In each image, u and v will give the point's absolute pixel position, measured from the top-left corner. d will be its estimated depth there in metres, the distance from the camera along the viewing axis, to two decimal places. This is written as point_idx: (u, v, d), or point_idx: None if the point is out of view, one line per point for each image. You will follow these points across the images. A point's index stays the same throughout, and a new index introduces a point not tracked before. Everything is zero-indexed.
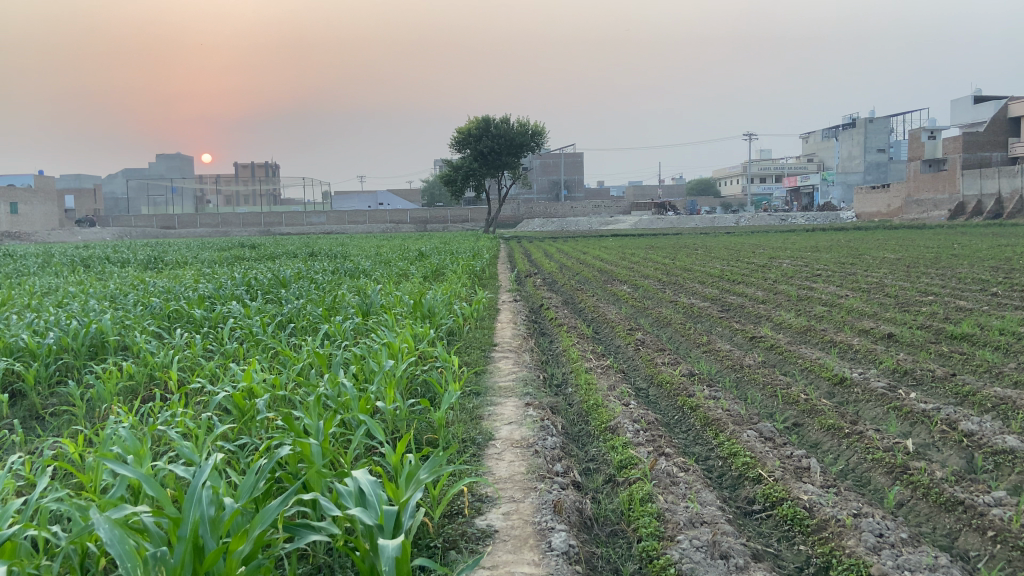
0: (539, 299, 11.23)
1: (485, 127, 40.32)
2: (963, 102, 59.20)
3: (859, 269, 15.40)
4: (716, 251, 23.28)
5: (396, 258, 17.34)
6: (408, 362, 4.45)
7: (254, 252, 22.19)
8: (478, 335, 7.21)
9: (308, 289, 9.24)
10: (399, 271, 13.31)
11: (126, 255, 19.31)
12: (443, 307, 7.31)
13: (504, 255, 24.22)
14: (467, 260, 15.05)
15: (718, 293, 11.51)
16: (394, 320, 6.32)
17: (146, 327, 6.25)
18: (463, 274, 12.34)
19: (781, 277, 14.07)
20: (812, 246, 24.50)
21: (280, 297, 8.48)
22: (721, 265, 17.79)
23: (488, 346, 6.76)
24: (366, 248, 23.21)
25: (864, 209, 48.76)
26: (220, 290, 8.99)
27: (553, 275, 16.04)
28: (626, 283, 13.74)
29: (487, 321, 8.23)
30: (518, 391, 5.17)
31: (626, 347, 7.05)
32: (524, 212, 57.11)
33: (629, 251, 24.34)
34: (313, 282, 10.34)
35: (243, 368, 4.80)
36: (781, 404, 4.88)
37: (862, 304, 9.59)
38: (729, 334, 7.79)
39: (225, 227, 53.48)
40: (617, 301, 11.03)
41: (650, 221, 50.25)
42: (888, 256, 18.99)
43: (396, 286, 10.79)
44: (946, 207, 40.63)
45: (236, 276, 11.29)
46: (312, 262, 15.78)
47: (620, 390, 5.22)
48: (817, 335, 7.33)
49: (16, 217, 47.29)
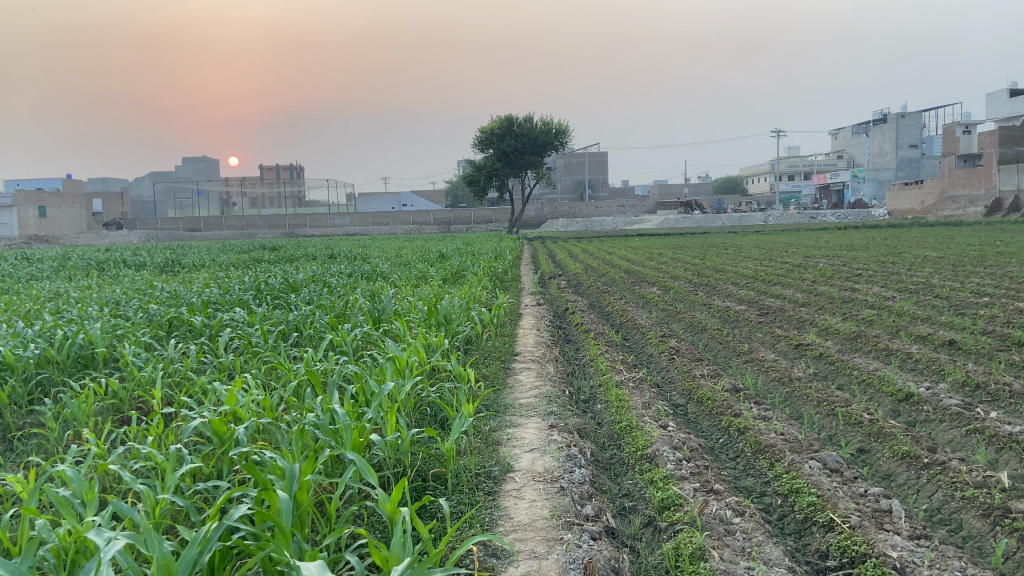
0: (563, 302, 10.68)
1: (508, 126, 39.78)
2: (998, 96, 57.53)
3: (902, 268, 14.63)
4: (747, 251, 22.56)
5: (416, 260, 16.86)
6: (415, 381, 3.91)
7: (274, 254, 21.86)
8: (498, 345, 6.65)
9: (320, 294, 8.77)
10: (417, 274, 12.81)
11: (145, 259, 19.04)
12: (460, 313, 6.77)
13: (528, 255, 23.68)
14: (488, 261, 14.52)
15: (754, 295, 10.86)
16: (405, 330, 5.80)
17: (139, 338, 5.78)
18: (485, 276, 11.81)
19: (819, 278, 13.34)
20: (846, 244, 23.69)
21: (290, 303, 8.00)
22: (754, 265, 17.08)
23: (507, 356, 6.20)
24: (387, 250, 22.75)
25: (897, 206, 47.52)
26: (228, 295, 8.53)
27: (578, 276, 15.45)
28: (654, 284, 13.12)
29: (509, 327, 7.67)
30: (540, 410, 4.59)
31: (658, 357, 6.46)
32: (548, 212, 56.57)
33: (656, 250, 23.66)
34: (328, 286, 9.86)
35: (233, 385, 4.30)
36: (842, 426, 4.29)
37: (913, 307, 8.89)
38: (771, 341, 7.17)
39: (250, 230, 53.52)
40: (647, 305, 10.43)
41: (677, 220, 49.40)
42: (929, 254, 18.15)
43: (414, 289, 10.29)
44: (982, 204, 39.38)
45: (251, 279, 10.86)
46: (331, 265, 15.33)
47: (655, 408, 4.63)
48: (869, 342, 6.67)
49: (46, 221, 47.60)
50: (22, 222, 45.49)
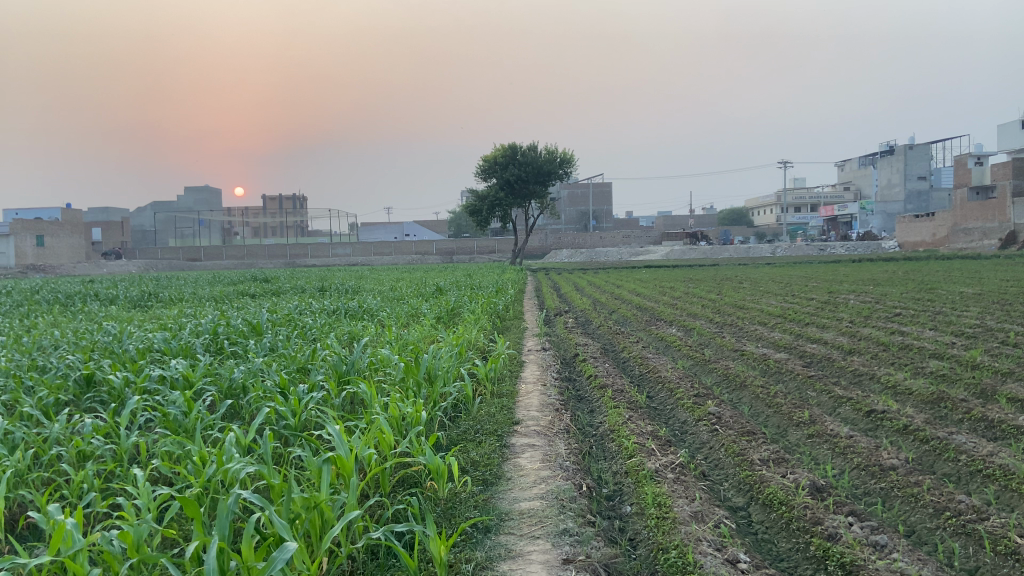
0: (571, 346, 9.35)
1: (512, 154, 38.78)
2: (1009, 127, 56.38)
3: (944, 307, 13.31)
4: (764, 285, 21.29)
5: (411, 294, 15.55)
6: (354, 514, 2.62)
7: (263, 286, 20.51)
8: (497, 410, 5.26)
9: (287, 339, 7.39)
10: (409, 311, 11.52)
11: (121, 292, 17.70)
12: (446, 369, 5.41)
13: (531, 288, 22.41)
14: (487, 297, 13.26)
15: (789, 339, 9.51)
16: (371, 402, 4.42)
17: (21, 410, 4.45)
18: (485, 316, 10.50)
19: (855, 318, 11.95)
20: (868, 278, 22.37)
21: (248, 353, 6.69)
22: (777, 301, 15.72)
23: (504, 428, 4.79)
24: (383, 282, 21.45)
25: (907, 239, 46.27)
26: (176, 341, 7.15)
27: (587, 313, 14.16)
28: (672, 324, 11.80)
29: (510, 383, 6.33)
30: (549, 526, 3.22)
31: (696, 429, 5.10)
32: (552, 242, 55.57)
33: (667, 284, 22.39)
34: (302, 328, 8.57)
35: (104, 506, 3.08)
36: (987, 558, 2.97)
37: (984, 357, 7.55)
38: (831, 405, 5.82)
39: (250, 260, 52.40)
40: (668, 351, 9.07)
41: (683, 251, 48.19)
42: (965, 291, 16.81)
43: (400, 332, 8.95)
44: (996, 236, 38.14)
45: (220, 319, 9.58)
46: (319, 300, 14.09)
47: (713, 525, 3.27)
48: (959, 410, 5.31)
49: (44, 250, 46.42)
50: (19, 251, 44.30)
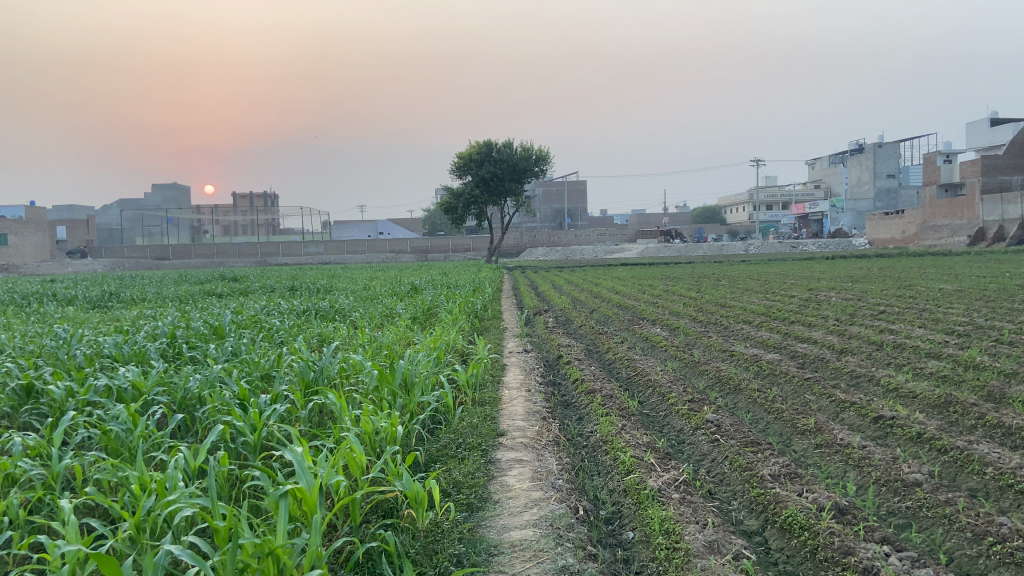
0: (553, 348, 8.93)
1: (487, 151, 38.36)
2: (977, 125, 57.02)
3: (928, 304, 13.10)
4: (742, 282, 21.09)
5: (386, 293, 15.06)
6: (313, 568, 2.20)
7: (231, 286, 19.84)
8: (481, 419, 4.83)
9: (251, 343, 6.88)
10: (383, 311, 11.04)
11: (82, 292, 16.97)
12: (425, 376, 4.97)
13: (507, 287, 21.99)
14: (465, 296, 12.83)
15: (778, 339, 9.18)
16: (341, 417, 3.98)
17: None
18: (462, 316, 10.05)
19: (840, 316, 11.69)
20: (845, 275, 22.23)
21: (208, 359, 6.18)
22: (758, 299, 15.44)
23: (489, 441, 4.37)
24: (355, 281, 20.87)
25: (877, 236, 46.54)
26: (129, 346, 6.59)
27: (566, 312, 13.76)
28: (655, 323, 11.45)
29: (493, 389, 5.91)
30: (546, 562, 2.80)
31: (695, 438, 4.72)
32: (527, 240, 55.23)
33: (645, 281, 22.11)
34: (267, 331, 8.06)
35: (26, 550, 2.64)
36: None
37: (982, 357, 7.26)
38: (834, 411, 5.47)
39: (221, 259, 51.39)
40: (654, 352, 8.70)
41: (658, 249, 48.10)
42: (945, 288, 16.68)
43: (374, 334, 8.46)
44: (966, 233, 38.41)
45: (180, 321, 9.05)
46: (289, 300, 13.55)
47: (732, 557, 2.89)
48: (971, 415, 4.99)
49: (6, 249, 45.13)
50: None
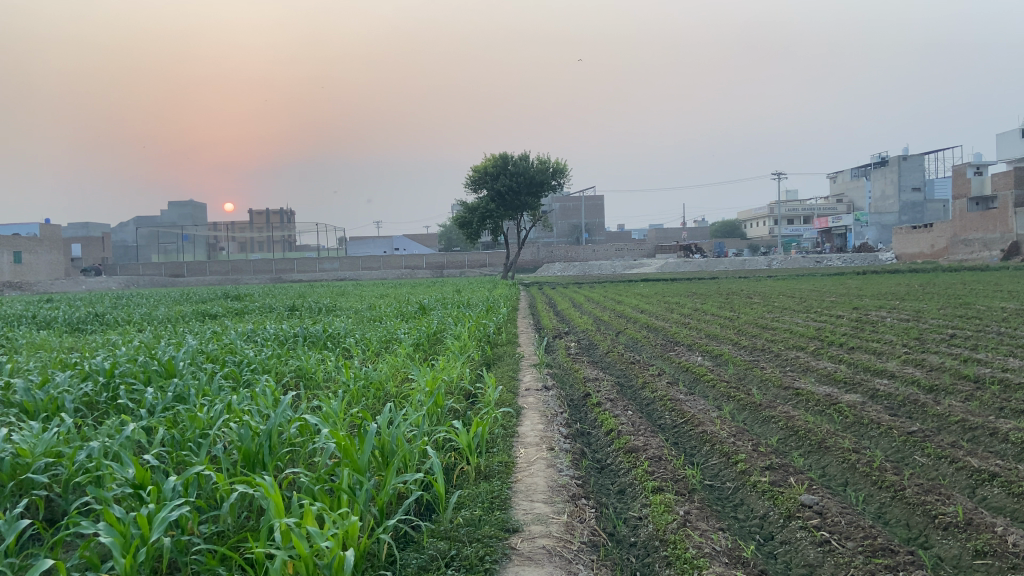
0: (578, 383, 7.48)
1: (503, 165, 37.11)
2: (1008, 137, 55.12)
3: (998, 327, 11.54)
4: (776, 300, 19.57)
5: (392, 313, 13.73)
6: None
7: (230, 305, 18.56)
8: (486, 510, 3.43)
9: (205, 383, 5.48)
10: (381, 336, 9.66)
11: (69, 313, 15.75)
12: (409, 447, 3.60)
13: (523, 305, 20.62)
14: (476, 317, 11.50)
15: (847, 373, 7.64)
16: (267, 536, 2.62)
17: None
18: (471, 343, 8.63)
19: (904, 341, 10.20)
20: (885, 293, 20.62)
21: (140, 409, 4.81)
22: (801, 320, 13.91)
23: (495, 552, 2.97)
24: (363, 299, 19.50)
25: (904, 250, 44.70)
26: (46, 391, 5.21)
27: (589, 335, 12.30)
28: (693, 350, 9.97)
29: (506, 452, 4.49)
30: None
31: (791, 538, 3.33)
32: (544, 256, 53.93)
33: (671, 299, 20.71)
34: (237, 365, 6.68)
35: None
36: None
37: None
38: (968, 486, 4.02)
39: (235, 275, 50.44)
40: (701, 388, 7.25)
41: (677, 264, 46.60)
42: (1003, 307, 15.08)
43: (365, 367, 7.09)
44: (998, 247, 36.59)
45: (143, 350, 7.73)
46: (282, 323, 12.17)
47: None
48: None
49: (21, 267, 44.39)
50: None
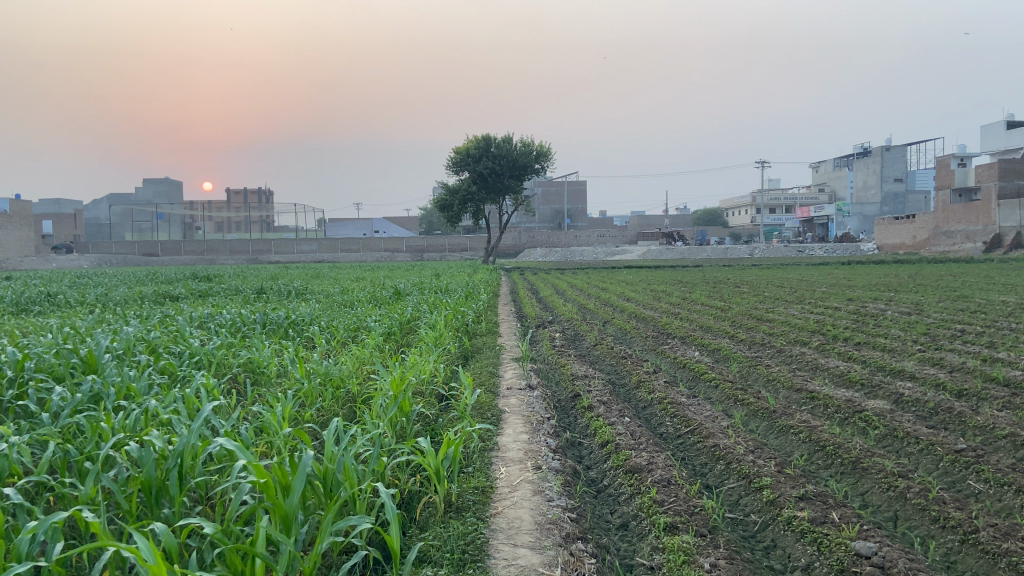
0: (566, 381, 6.69)
1: (485, 147, 36.15)
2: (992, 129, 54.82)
3: (1005, 323, 10.86)
4: (765, 290, 18.90)
5: (365, 298, 12.84)
6: None
7: (198, 287, 17.52)
8: (455, 567, 2.63)
9: (129, 380, 4.61)
10: (350, 324, 8.79)
11: (20, 292, 14.66)
12: (357, 479, 2.78)
13: (505, 291, 19.79)
14: (454, 304, 10.67)
15: (862, 373, 6.90)
16: None
17: None
18: (448, 333, 7.82)
19: (913, 336, 9.48)
20: (875, 284, 19.99)
21: (42, 414, 3.96)
22: (795, 312, 13.20)
23: None
24: (337, 283, 18.54)
25: (886, 241, 44.30)
26: None
27: (574, 325, 11.50)
28: (688, 343, 9.21)
29: (484, 474, 3.70)
30: None
31: None
32: (526, 241, 53.09)
33: (658, 287, 19.98)
34: (176, 357, 5.81)
35: None
36: None
37: None
38: None
39: (210, 256, 49.09)
40: (703, 389, 6.49)
41: (660, 251, 45.96)
42: (1001, 301, 14.43)
43: (325, 361, 6.24)
44: (980, 239, 36.20)
45: (77, 338, 6.80)
46: (246, 308, 11.25)
47: None
48: None
49: None
50: None
